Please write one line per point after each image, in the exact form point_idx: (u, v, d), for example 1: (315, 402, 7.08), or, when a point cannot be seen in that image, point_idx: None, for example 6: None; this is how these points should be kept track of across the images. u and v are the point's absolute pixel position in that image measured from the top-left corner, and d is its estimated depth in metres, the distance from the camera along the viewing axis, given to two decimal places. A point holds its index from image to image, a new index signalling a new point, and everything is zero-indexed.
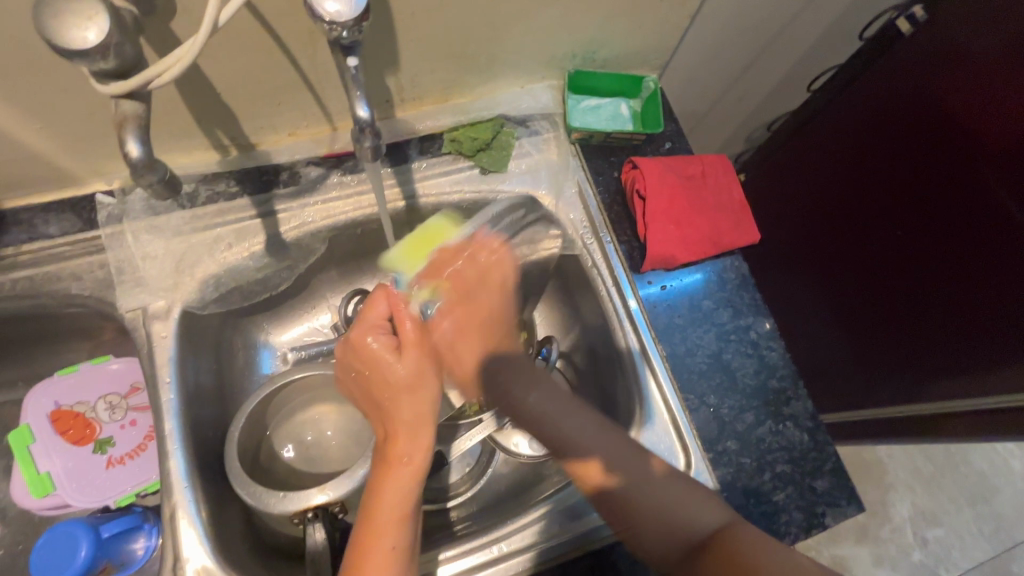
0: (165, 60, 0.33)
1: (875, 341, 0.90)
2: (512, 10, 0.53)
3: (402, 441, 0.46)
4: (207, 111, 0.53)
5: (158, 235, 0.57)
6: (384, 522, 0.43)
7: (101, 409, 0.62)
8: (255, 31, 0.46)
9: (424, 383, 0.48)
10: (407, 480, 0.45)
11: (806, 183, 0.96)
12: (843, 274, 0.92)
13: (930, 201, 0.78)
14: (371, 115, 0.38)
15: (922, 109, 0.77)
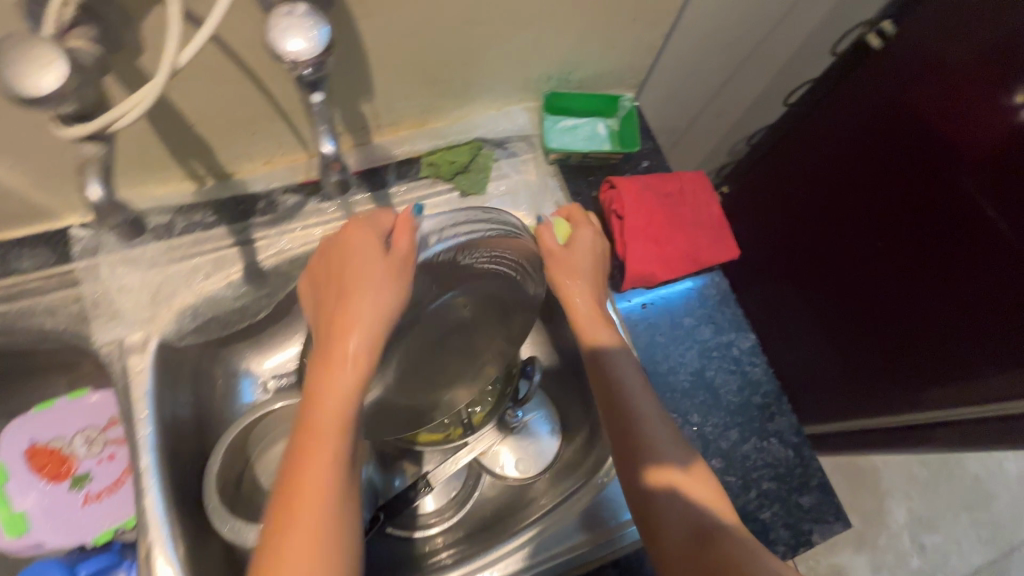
0: (127, 102, 0.33)
1: (864, 350, 0.89)
2: (485, 35, 0.54)
3: (334, 390, 0.39)
4: (181, 143, 0.53)
5: (134, 268, 0.57)
6: (307, 498, 0.37)
7: (78, 444, 0.61)
8: (225, 64, 0.46)
9: (373, 317, 0.41)
10: (345, 383, 0.39)
11: (788, 194, 0.96)
12: (831, 284, 0.92)
13: (916, 209, 0.77)
14: (336, 149, 0.39)
15: (902, 119, 0.77)
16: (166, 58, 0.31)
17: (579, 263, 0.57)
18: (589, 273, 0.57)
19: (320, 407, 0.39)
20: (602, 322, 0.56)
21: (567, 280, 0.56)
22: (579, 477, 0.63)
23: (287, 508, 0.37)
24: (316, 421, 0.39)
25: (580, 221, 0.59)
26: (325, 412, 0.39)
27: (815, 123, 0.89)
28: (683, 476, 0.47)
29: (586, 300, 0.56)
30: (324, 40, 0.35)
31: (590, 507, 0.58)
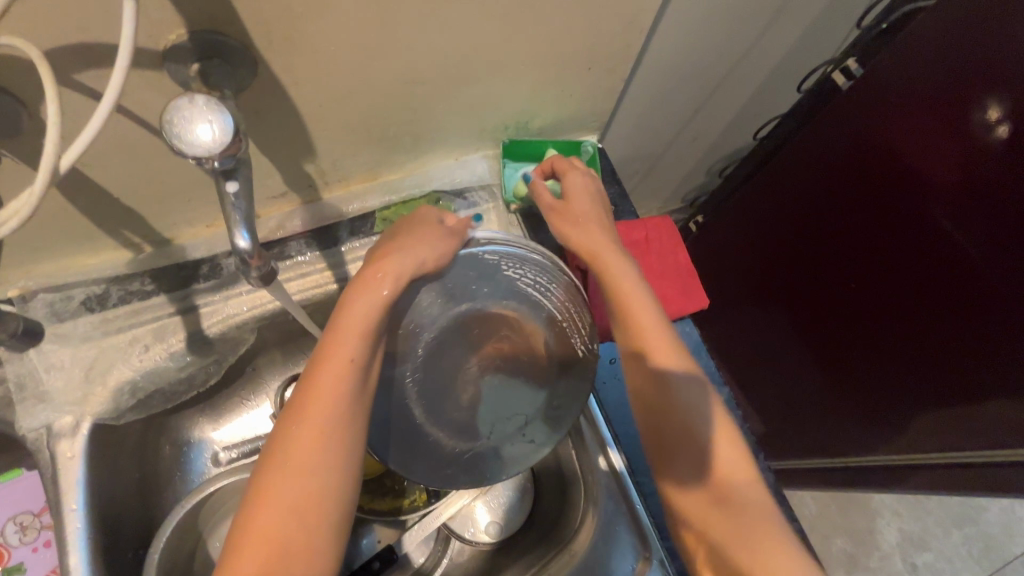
0: (5, 213, 0.30)
1: (861, 377, 0.85)
2: (431, 91, 0.51)
3: (359, 309, 0.42)
4: (107, 214, 0.49)
5: (64, 344, 0.54)
6: (318, 404, 0.39)
7: (10, 532, 0.57)
8: (146, 137, 0.43)
9: (413, 253, 0.44)
10: (376, 302, 0.42)
11: (762, 224, 0.94)
12: (813, 310, 0.89)
13: (887, 230, 0.76)
14: (252, 242, 0.36)
15: (873, 146, 0.75)
16: (44, 164, 0.28)
17: (579, 205, 0.54)
18: (592, 216, 0.54)
19: (344, 320, 0.41)
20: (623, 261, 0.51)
21: (577, 226, 0.53)
22: (555, 544, 0.60)
23: (303, 412, 0.39)
24: (338, 333, 0.41)
25: (568, 163, 0.57)
26: (347, 327, 0.41)
27: (798, 148, 0.85)
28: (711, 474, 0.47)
29: (597, 241, 0.52)
30: (228, 128, 0.32)
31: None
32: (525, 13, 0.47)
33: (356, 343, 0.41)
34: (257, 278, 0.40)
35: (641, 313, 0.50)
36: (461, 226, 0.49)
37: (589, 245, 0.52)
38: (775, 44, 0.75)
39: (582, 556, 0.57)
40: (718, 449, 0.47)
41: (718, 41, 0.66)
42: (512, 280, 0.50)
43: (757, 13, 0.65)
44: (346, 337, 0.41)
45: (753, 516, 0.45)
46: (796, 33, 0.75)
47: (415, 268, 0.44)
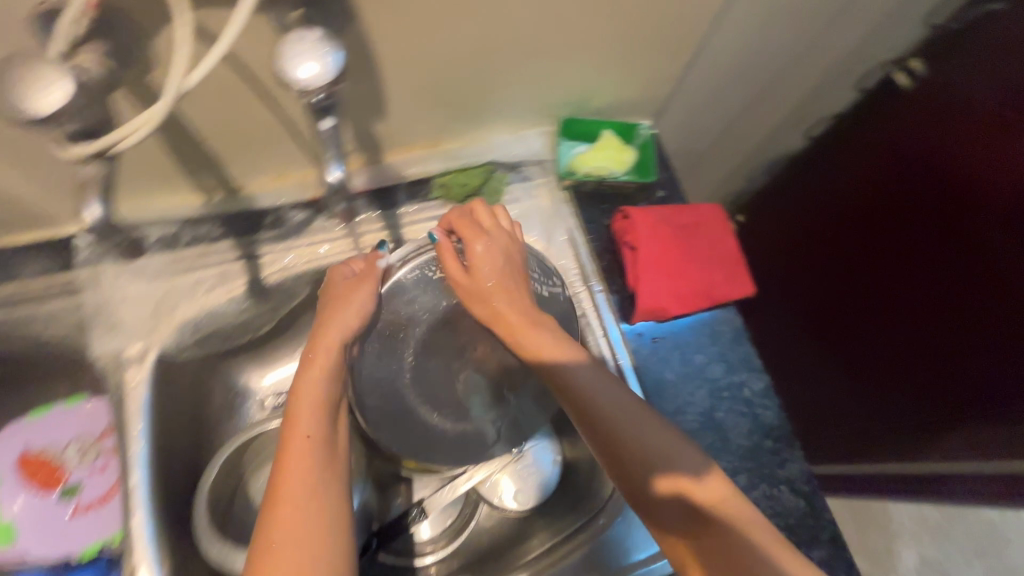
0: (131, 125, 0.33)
1: (886, 386, 0.85)
2: (502, 60, 0.53)
3: (307, 387, 0.45)
4: (191, 156, 0.52)
5: (137, 278, 0.57)
6: (291, 480, 0.39)
7: (72, 452, 0.60)
8: (239, 82, 0.45)
9: (348, 318, 0.49)
10: (318, 375, 0.46)
11: (802, 261, 0.96)
12: (855, 350, 0.88)
13: (927, 261, 0.76)
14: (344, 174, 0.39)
15: (900, 179, 0.79)
16: (177, 76, 0.31)
17: (490, 273, 0.50)
18: (502, 280, 0.51)
19: (298, 402, 0.44)
20: (538, 328, 0.48)
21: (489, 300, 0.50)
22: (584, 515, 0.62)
23: (275, 497, 0.39)
24: (296, 413, 0.43)
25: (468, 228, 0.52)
26: (303, 404, 0.44)
27: (845, 152, 0.86)
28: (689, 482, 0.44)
29: (513, 311, 0.49)
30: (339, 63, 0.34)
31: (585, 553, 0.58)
32: None
33: (312, 417, 0.43)
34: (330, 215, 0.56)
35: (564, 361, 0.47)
36: (375, 268, 0.52)
37: (502, 316, 0.49)
38: None
39: (613, 525, 0.59)
40: (655, 435, 0.45)
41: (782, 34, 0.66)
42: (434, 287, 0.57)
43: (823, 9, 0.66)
44: (302, 412, 0.43)
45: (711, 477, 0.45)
46: None
47: (350, 331, 0.49)
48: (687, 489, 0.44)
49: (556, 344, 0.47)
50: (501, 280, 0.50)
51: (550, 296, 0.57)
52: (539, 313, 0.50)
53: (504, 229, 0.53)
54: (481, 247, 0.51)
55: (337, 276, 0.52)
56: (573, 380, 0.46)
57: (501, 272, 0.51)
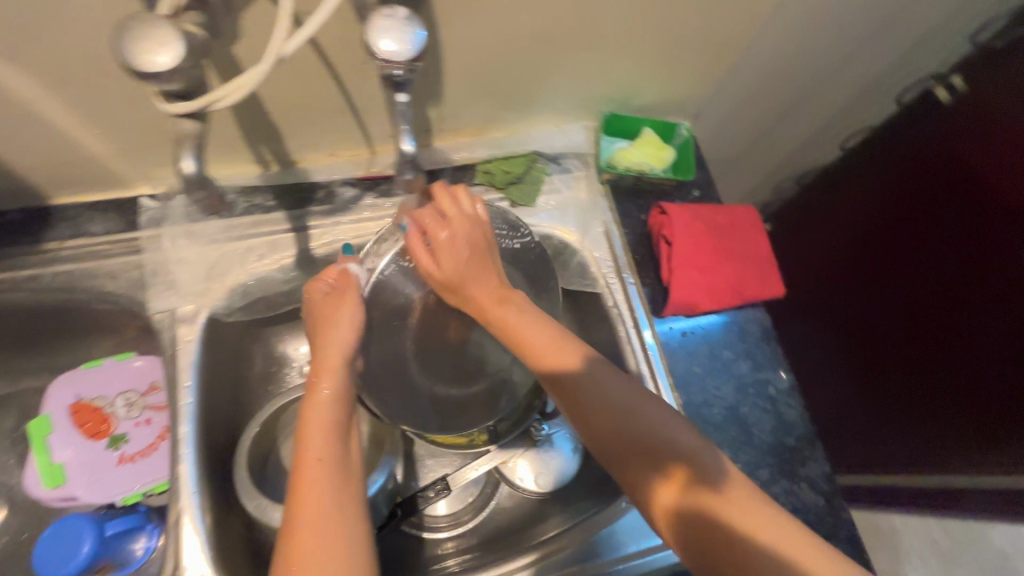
0: (229, 86, 0.35)
1: (904, 397, 0.87)
2: (557, 52, 0.55)
3: (315, 416, 0.44)
4: (255, 128, 0.55)
5: (193, 241, 0.59)
6: (308, 502, 0.39)
7: (119, 405, 0.63)
8: (310, 60, 0.48)
9: (342, 340, 0.49)
10: (326, 400, 0.46)
11: (834, 293, 0.96)
12: (891, 379, 0.89)
13: (958, 284, 0.78)
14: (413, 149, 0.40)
15: (931, 212, 0.80)
16: (275, 42, 0.34)
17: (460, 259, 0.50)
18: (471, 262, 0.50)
19: (308, 426, 0.44)
20: (508, 307, 0.48)
21: (463, 285, 0.50)
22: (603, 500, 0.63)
23: (293, 519, 0.38)
24: (307, 436, 0.43)
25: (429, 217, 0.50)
26: (313, 427, 0.44)
27: (872, 166, 0.88)
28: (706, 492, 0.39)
29: (487, 291, 0.50)
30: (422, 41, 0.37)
31: (604, 532, 0.58)
32: None
33: (322, 440, 0.43)
34: None
35: (535, 342, 0.46)
36: (350, 279, 0.52)
37: (477, 300, 0.50)
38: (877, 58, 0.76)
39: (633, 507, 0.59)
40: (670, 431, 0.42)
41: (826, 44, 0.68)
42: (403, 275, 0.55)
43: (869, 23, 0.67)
44: (313, 434, 0.43)
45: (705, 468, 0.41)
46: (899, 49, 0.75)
47: (348, 353, 0.49)
48: (679, 485, 0.40)
49: (523, 321, 0.47)
50: (466, 262, 0.50)
51: (522, 247, 0.58)
52: (507, 288, 0.50)
53: (468, 212, 0.51)
54: (446, 230, 0.50)
55: (313, 293, 0.51)
56: (576, 386, 0.44)
57: (467, 253, 0.50)
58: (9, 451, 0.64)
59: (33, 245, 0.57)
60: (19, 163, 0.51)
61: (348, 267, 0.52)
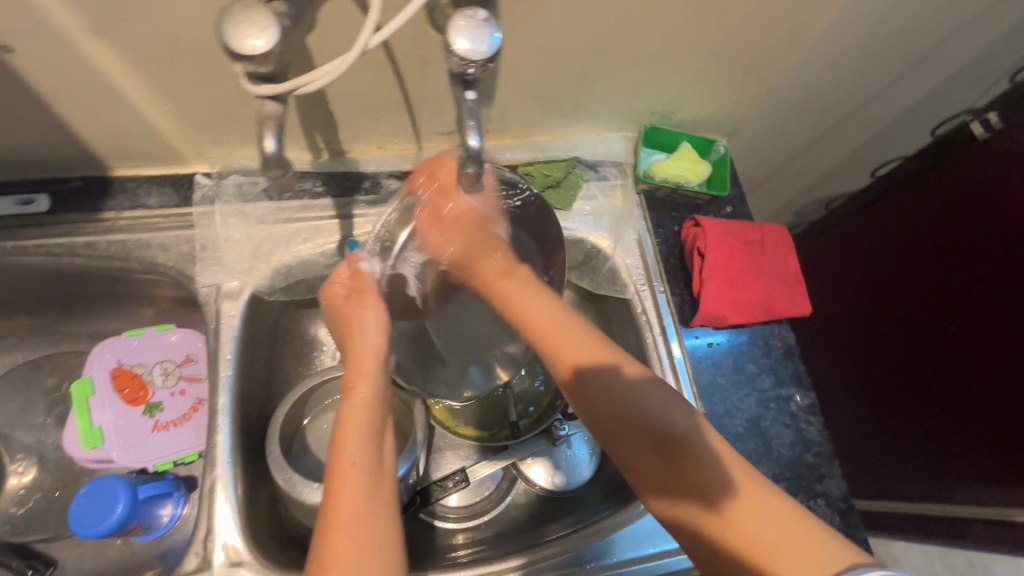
0: (317, 71, 0.38)
1: (913, 434, 0.87)
2: (608, 63, 0.57)
3: (351, 416, 0.46)
4: (313, 117, 0.57)
5: (242, 220, 0.61)
6: (340, 506, 0.39)
7: (156, 374, 0.65)
8: (376, 56, 0.50)
9: (371, 343, 0.51)
10: (363, 401, 0.47)
11: (856, 324, 0.95)
12: (911, 415, 0.87)
13: (974, 331, 0.76)
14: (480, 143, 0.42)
15: (952, 251, 0.78)
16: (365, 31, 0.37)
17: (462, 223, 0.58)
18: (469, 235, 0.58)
19: (344, 428, 0.44)
20: (513, 281, 0.55)
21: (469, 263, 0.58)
22: (619, 502, 0.64)
23: (326, 520, 0.39)
24: (342, 438, 0.44)
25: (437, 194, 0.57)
26: (348, 429, 0.44)
27: (900, 200, 0.86)
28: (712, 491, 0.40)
29: (490, 266, 0.57)
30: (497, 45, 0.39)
31: (621, 532, 0.59)
32: (718, 5, 0.52)
33: (356, 444, 0.43)
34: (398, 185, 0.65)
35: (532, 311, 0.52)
36: (365, 279, 0.53)
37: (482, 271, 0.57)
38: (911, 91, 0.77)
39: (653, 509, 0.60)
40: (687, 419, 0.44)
41: (866, 73, 0.69)
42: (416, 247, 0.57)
43: (909, 55, 0.68)
44: (348, 437, 0.44)
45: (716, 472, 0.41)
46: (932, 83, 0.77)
47: (381, 355, 0.51)
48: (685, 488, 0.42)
49: (524, 297, 0.53)
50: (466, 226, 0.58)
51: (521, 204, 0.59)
52: (512, 266, 0.57)
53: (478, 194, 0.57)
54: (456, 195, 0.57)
55: (332, 298, 0.53)
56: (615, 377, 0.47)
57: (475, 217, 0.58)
58: (48, 411, 0.67)
59: (92, 213, 0.59)
60: (89, 134, 0.54)
61: (359, 266, 0.53)
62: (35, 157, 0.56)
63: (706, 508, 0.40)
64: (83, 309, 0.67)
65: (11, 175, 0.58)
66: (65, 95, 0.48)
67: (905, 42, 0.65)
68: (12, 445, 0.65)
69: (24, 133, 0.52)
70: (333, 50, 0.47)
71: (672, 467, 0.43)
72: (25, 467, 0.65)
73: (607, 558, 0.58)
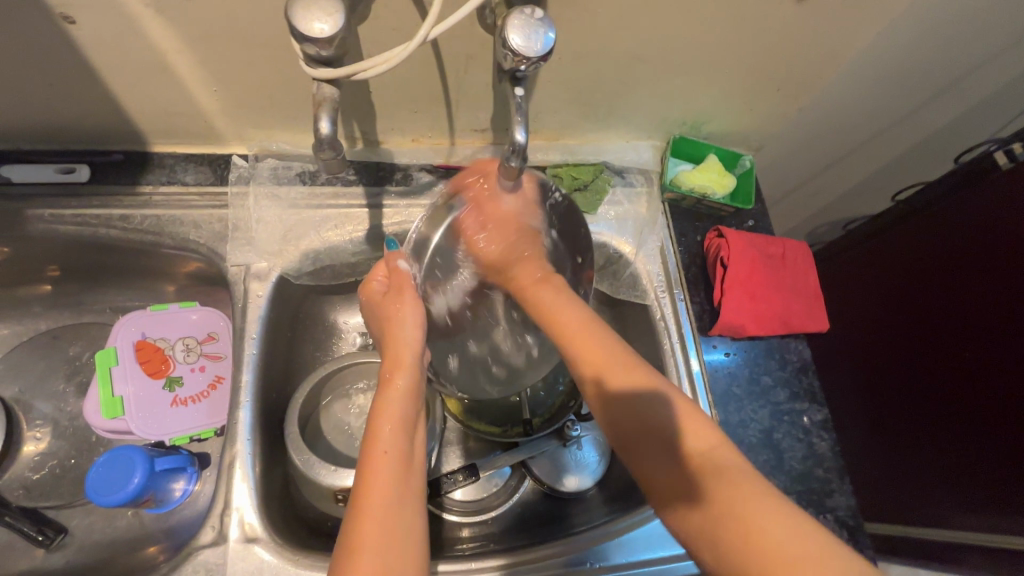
0: (375, 59, 0.40)
1: (915, 459, 0.88)
2: (645, 72, 0.58)
3: (387, 407, 0.47)
4: (354, 107, 0.58)
5: (275, 203, 0.62)
6: (370, 494, 0.41)
7: (178, 349, 0.65)
8: (422, 51, 0.51)
9: (411, 339, 0.51)
10: (399, 395, 0.48)
11: (866, 345, 0.96)
12: (916, 439, 0.88)
13: (984, 365, 0.77)
14: (525, 138, 0.43)
15: (968, 283, 0.78)
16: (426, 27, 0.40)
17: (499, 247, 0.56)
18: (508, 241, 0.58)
19: (379, 418, 0.46)
20: (546, 289, 0.55)
21: (508, 266, 0.58)
22: (628, 505, 0.64)
23: (359, 507, 0.41)
24: (376, 429, 0.45)
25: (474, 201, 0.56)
26: (383, 420, 0.46)
27: (917, 226, 0.86)
28: (720, 496, 0.39)
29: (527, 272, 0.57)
30: (550, 45, 0.40)
31: (632, 534, 0.59)
32: (758, 22, 0.53)
33: (390, 434, 0.45)
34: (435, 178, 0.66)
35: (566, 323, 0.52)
36: (403, 276, 0.53)
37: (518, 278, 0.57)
38: (934, 119, 0.78)
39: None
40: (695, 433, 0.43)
41: (893, 98, 0.71)
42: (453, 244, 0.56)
43: (937, 82, 0.70)
44: (384, 427, 0.46)
45: (723, 487, 0.39)
46: (955, 113, 0.78)
47: (419, 351, 0.51)
48: (692, 500, 0.40)
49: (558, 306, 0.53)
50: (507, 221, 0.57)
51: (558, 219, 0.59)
52: (548, 273, 0.57)
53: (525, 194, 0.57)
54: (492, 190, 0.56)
55: (371, 294, 0.54)
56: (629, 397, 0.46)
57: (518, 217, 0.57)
58: (68, 380, 0.68)
59: (130, 187, 0.60)
60: (135, 110, 0.55)
61: (398, 264, 0.53)
62: (80, 129, 0.57)
63: (706, 514, 0.39)
64: (110, 282, 0.68)
65: (55, 146, 0.59)
66: (120, 71, 0.50)
67: (933, 70, 0.67)
68: (32, 412, 0.66)
69: (74, 104, 0.53)
70: (382, 42, 0.48)
71: (684, 475, 0.42)
72: (41, 435, 0.65)
73: (616, 559, 0.58)
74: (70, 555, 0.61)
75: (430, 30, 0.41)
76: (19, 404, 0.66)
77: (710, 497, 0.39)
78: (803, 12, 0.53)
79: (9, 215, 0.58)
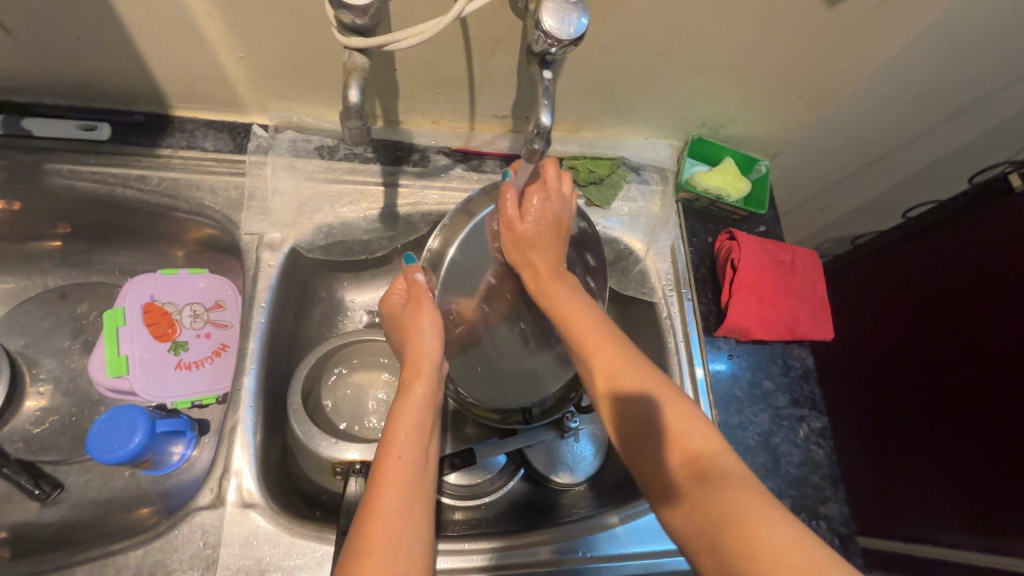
0: (407, 32, 0.41)
1: (906, 479, 0.90)
2: (669, 69, 0.59)
3: (405, 411, 0.48)
4: (378, 86, 0.58)
5: (292, 174, 0.63)
6: (383, 497, 0.42)
7: (185, 314, 0.66)
8: (451, 30, 0.51)
9: (429, 348, 0.52)
10: (417, 403, 0.49)
11: (868, 357, 0.96)
12: (920, 466, 0.87)
13: (987, 395, 0.76)
14: (551, 121, 0.43)
15: (978, 306, 0.78)
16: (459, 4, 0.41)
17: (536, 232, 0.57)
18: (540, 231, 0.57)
19: (396, 423, 0.47)
20: (562, 286, 0.56)
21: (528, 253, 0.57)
22: (623, 497, 0.65)
23: (371, 506, 0.41)
24: (392, 433, 0.46)
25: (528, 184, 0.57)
26: (399, 425, 0.47)
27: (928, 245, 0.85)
28: (726, 507, 0.38)
29: (546, 264, 0.57)
30: (582, 31, 0.40)
31: (625, 527, 0.59)
32: (787, 27, 0.53)
33: (406, 439, 0.46)
34: (448, 163, 0.66)
35: (584, 329, 0.52)
36: (420, 288, 0.54)
37: (536, 267, 0.57)
38: (951, 138, 0.79)
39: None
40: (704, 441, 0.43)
41: (913, 114, 0.71)
42: (465, 256, 0.59)
43: (957, 100, 0.70)
44: (399, 431, 0.46)
45: (730, 496, 0.38)
46: (973, 133, 0.78)
47: (437, 359, 0.52)
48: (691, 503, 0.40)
49: (576, 310, 0.54)
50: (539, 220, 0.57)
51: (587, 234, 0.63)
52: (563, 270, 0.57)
53: (532, 189, 0.58)
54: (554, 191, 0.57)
55: (391, 308, 0.56)
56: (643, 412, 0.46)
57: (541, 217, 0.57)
58: (73, 337, 0.68)
59: (149, 149, 0.61)
60: (160, 71, 0.55)
61: (416, 277, 0.54)
62: (105, 88, 0.57)
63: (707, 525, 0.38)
64: (120, 243, 0.68)
65: (78, 102, 0.60)
66: (150, 30, 0.50)
67: (953, 89, 0.67)
68: (36, 367, 0.66)
69: (101, 61, 0.53)
70: (413, 17, 0.49)
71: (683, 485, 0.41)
72: (44, 391, 0.66)
73: (608, 549, 0.58)
74: (65, 511, 0.61)
75: (465, 6, 0.41)
76: (24, 357, 0.67)
77: (710, 504, 0.39)
78: (833, 18, 0.53)
79: (27, 167, 0.58)
